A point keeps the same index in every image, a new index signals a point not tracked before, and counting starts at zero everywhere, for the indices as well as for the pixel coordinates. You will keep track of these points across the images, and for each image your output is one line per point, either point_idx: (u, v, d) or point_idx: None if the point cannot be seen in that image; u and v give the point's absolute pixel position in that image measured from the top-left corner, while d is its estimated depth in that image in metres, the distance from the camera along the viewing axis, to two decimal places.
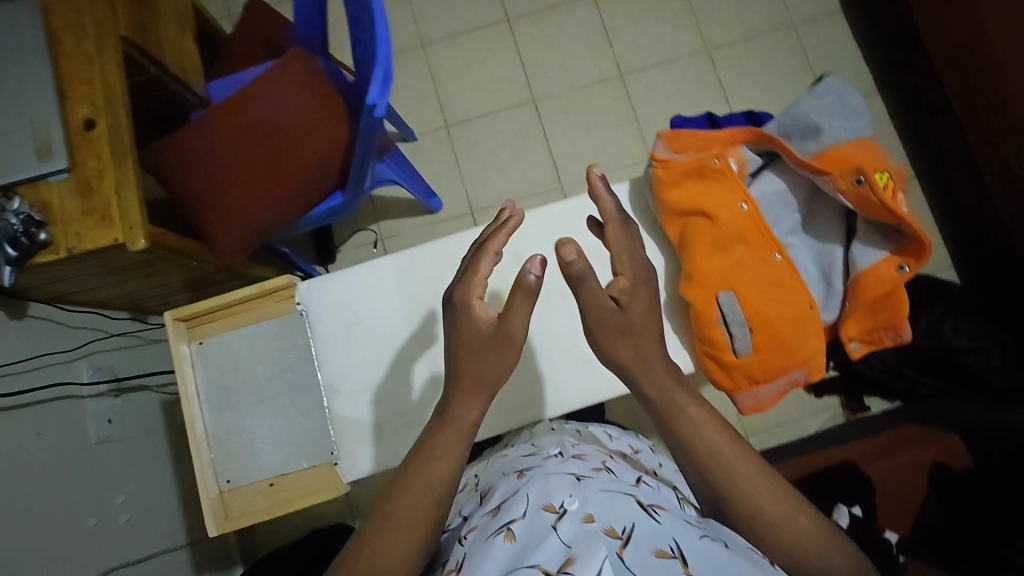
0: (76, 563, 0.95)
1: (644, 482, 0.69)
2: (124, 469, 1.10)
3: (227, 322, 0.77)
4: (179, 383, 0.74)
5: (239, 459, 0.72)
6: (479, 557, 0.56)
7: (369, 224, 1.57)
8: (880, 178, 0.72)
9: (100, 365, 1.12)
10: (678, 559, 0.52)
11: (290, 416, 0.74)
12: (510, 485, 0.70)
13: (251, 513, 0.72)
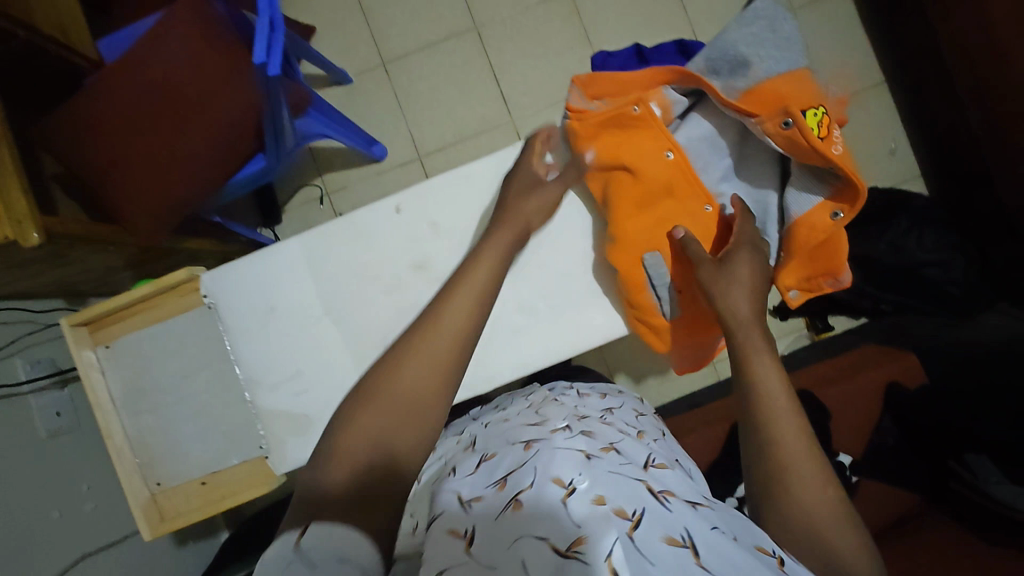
0: (46, 555, 0.96)
1: (654, 464, 0.65)
2: (83, 458, 1.09)
3: (131, 324, 0.77)
4: (90, 390, 0.75)
5: (163, 461, 0.76)
6: (490, 527, 0.52)
7: (313, 178, 1.48)
8: (812, 118, 0.68)
9: (39, 359, 1.08)
10: (689, 549, 0.50)
11: (212, 415, 0.76)
12: (514, 453, 0.62)
13: (183, 513, 0.76)
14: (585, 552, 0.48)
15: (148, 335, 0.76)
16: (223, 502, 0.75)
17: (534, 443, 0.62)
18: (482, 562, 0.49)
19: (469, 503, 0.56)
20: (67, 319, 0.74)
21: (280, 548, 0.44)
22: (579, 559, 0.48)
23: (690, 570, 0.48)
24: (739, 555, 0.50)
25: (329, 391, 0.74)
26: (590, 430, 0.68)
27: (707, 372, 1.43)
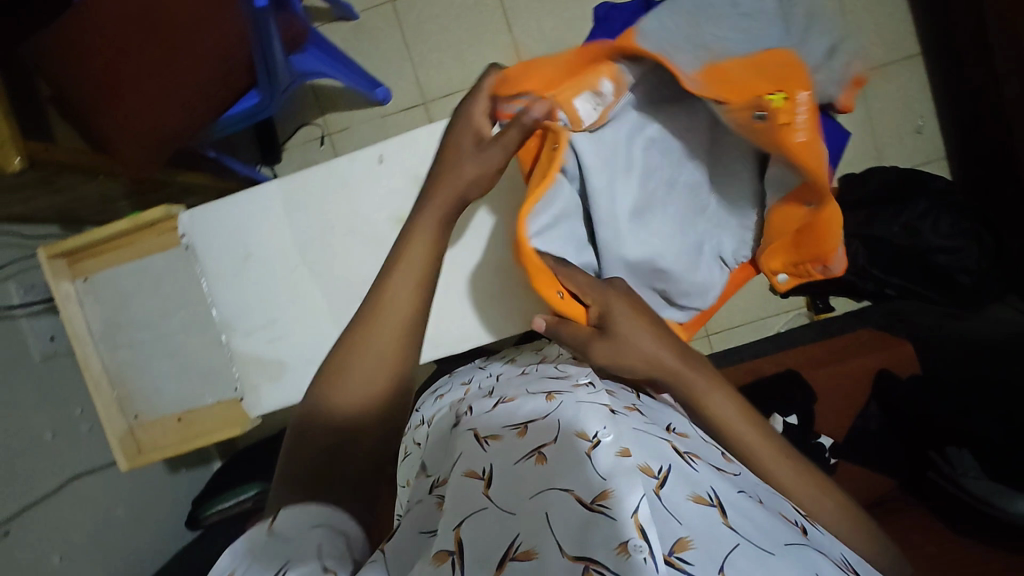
0: (41, 471, 1.00)
1: (676, 428, 0.62)
2: (78, 382, 1.12)
3: (108, 259, 0.77)
4: (68, 322, 0.77)
5: (140, 396, 0.78)
6: (511, 474, 0.52)
7: (314, 117, 1.44)
8: (771, 99, 0.63)
9: (35, 283, 1.09)
10: (716, 509, 0.51)
11: (187, 356, 0.77)
12: (535, 403, 0.61)
13: (159, 446, 0.78)
14: (610, 506, 0.47)
15: (125, 271, 0.77)
16: (196, 439, 0.77)
17: (558, 395, 0.61)
18: (503, 509, 0.50)
19: (487, 441, 0.58)
20: (45, 251, 0.75)
21: (251, 538, 0.48)
22: (605, 513, 0.47)
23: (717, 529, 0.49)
24: (761, 519, 0.53)
25: (304, 340, 0.74)
26: (613, 389, 0.65)
27: (700, 343, 1.42)
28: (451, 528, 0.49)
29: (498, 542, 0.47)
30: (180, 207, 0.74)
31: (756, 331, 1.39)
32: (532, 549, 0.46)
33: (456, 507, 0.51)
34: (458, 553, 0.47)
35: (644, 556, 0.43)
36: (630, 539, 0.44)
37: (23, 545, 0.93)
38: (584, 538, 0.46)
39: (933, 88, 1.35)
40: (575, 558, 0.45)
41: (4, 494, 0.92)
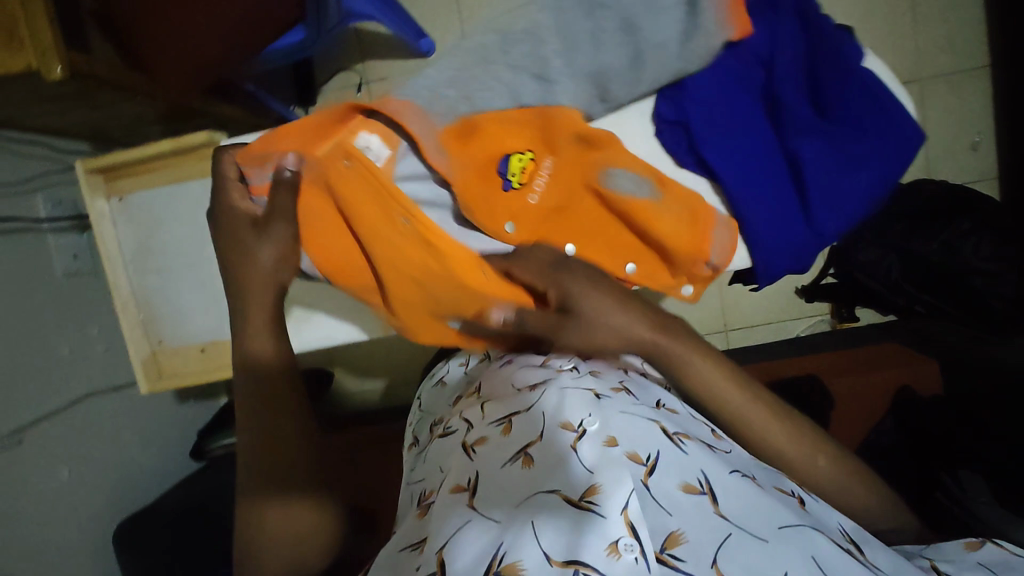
0: (56, 386, 1.01)
1: (666, 404, 0.69)
2: (99, 303, 1.13)
3: (143, 180, 0.76)
4: (99, 239, 0.76)
5: (166, 323, 0.78)
6: (503, 481, 0.60)
7: (353, 63, 1.41)
8: (516, 168, 0.68)
9: (62, 199, 1.08)
10: (708, 495, 0.57)
11: (216, 286, 0.76)
12: (523, 400, 0.69)
13: (180, 373, 0.78)
14: (598, 504, 0.54)
15: (161, 194, 0.75)
16: (218, 372, 0.77)
17: (542, 388, 0.68)
18: (494, 518, 0.57)
19: (475, 448, 0.66)
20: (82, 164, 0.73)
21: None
22: (595, 510, 0.54)
23: (709, 516, 0.55)
24: (753, 495, 0.58)
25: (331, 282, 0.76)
26: (599, 369, 0.72)
27: (717, 338, 1.40)
28: (436, 550, 0.56)
29: (489, 535, 0.55)
30: (221, 134, 0.73)
31: (774, 334, 1.38)
32: (516, 563, 0.51)
33: (445, 528, 0.58)
34: (440, 571, 0.54)
35: (635, 556, 0.51)
36: (619, 540, 0.52)
37: (33, 455, 0.95)
38: (576, 542, 0.52)
39: (997, 103, 1.29)
40: (563, 562, 0.51)
41: (19, 403, 0.94)
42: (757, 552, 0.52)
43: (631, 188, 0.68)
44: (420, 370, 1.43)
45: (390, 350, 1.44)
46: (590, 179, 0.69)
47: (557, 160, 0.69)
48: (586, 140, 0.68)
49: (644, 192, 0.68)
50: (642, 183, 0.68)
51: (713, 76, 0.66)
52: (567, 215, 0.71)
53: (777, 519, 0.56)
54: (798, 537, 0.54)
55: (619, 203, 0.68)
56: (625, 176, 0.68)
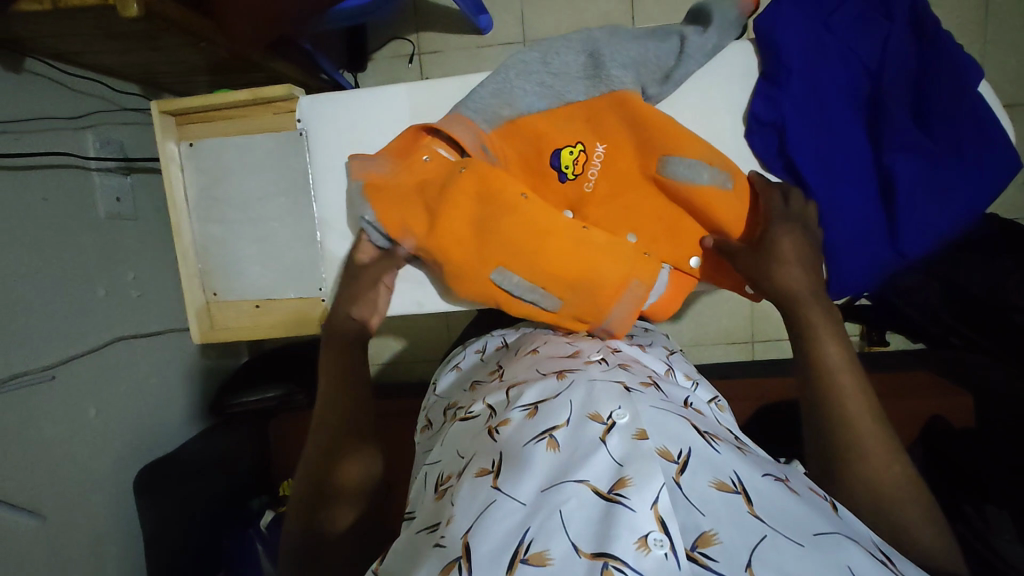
0: (89, 327, 1.00)
1: (693, 405, 0.63)
2: (137, 248, 1.12)
3: (215, 128, 0.76)
4: (167, 183, 0.75)
5: (223, 275, 0.77)
6: (522, 464, 0.52)
7: (407, 33, 1.39)
8: (568, 161, 0.71)
9: (109, 139, 1.07)
10: (742, 494, 0.48)
11: (277, 243, 0.76)
12: (548, 386, 0.61)
13: (232, 326, 0.78)
14: (629, 496, 0.47)
15: (231, 144, 0.75)
16: (272, 329, 0.77)
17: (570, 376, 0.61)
18: (520, 502, 0.49)
19: (500, 429, 0.58)
20: (158, 104, 0.73)
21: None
22: (623, 502, 0.46)
23: (742, 516, 0.46)
24: (790, 500, 0.49)
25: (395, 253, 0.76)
26: (628, 362, 0.65)
27: (742, 349, 1.38)
28: (460, 533, 0.48)
29: (507, 532, 0.46)
30: (302, 91, 0.73)
31: None
32: (545, 553, 0.44)
33: (468, 511, 0.50)
34: (464, 557, 0.46)
35: (665, 551, 0.43)
36: (649, 533, 0.44)
37: (63, 392, 0.95)
38: (604, 533, 0.45)
39: None
40: (592, 555, 0.43)
41: (53, 338, 0.93)
42: (800, 560, 0.43)
43: (688, 176, 0.67)
44: (444, 348, 1.42)
45: (416, 326, 1.43)
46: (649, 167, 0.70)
47: (613, 149, 0.71)
48: (641, 128, 0.68)
49: (716, 180, 0.67)
50: (713, 172, 0.67)
51: (812, 84, 0.66)
52: (631, 205, 0.73)
53: (812, 524, 0.47)
54: (835, 546, 0.46)
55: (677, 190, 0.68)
56: (684, 163, 0.67)
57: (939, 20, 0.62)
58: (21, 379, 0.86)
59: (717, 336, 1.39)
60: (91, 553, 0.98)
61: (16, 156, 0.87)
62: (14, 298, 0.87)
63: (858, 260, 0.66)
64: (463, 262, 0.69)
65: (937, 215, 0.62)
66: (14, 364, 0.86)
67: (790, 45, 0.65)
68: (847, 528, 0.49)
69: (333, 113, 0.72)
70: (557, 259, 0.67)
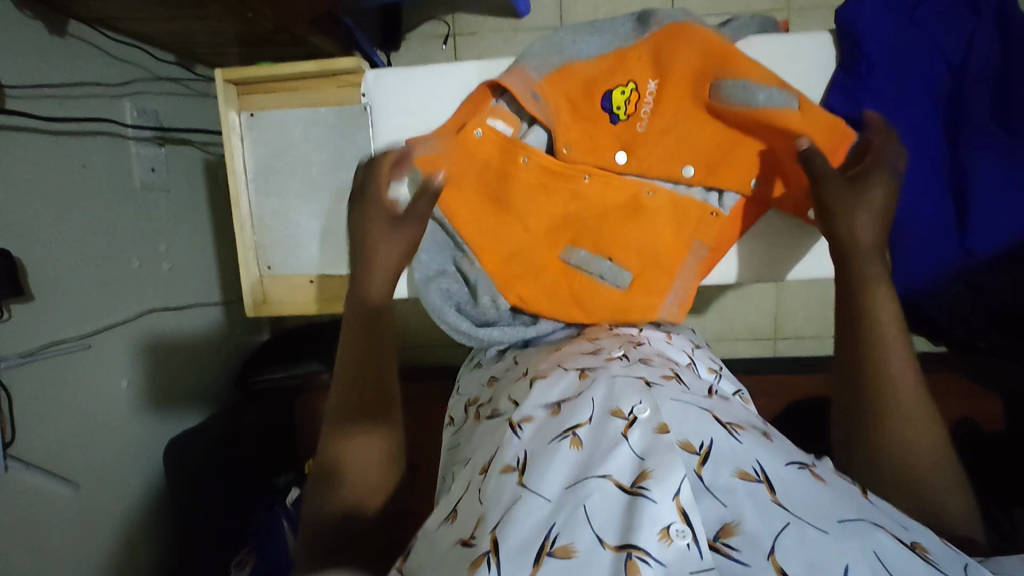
0: (122, 297, 0.99)
1: (718, 394, 0.58)
2: (168, 219, 1.11)
3: (276, 99, 0.75)
4: (227, 154, 0.75)
5: (279, 250, 0.77)
6: (543, 462, 0.48)
7: (442, 13, 1.37)
8: (619, 102, 0.69)
9: (146, 108, 1.05)
10: (764, 484, 0.45)
11: (336, 218, 0.75)
12: (568, 381, 0.57)
13: (287, 301, 0.78)
14: (651, 488, 0.44)
15: (293, 116, 0.75)
16: (326, 305, 0.77)
17: (592, 372, 0.57)
18: (545, 496, 0.46)
19: (521, 425, 0.54)
20: (222, 72, 0.73)
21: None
22: (644, 495, 0.44)
23: (765, 506, 0.43)
24: (818, 490, 0.45)
25: None
26: (648, 357, 0.61)
27: (765, 344, 1.38)
28: (489, 529, 0.46)
29: (534, 529, 0.44)
30: (368, 66, 0.73)
31: (825, 347, 1.37)
32: (570, 546, 0.42)
33: (494, 507, 0.47)
34: (493, 551, 0.44)
35: (687, 542, 0.41)
36: (671, 525, 0.42)
37: (97, 362, 0.94)
38: (627, 524, 0.42)
39: None
40: (617, 547, 0.42)
41: (87, 307, 0.92)
42: (823, 549, 0.40)
43: (745, 100, 0.64)
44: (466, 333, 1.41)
45: None
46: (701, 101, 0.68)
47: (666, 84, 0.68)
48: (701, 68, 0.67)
49: (779, 101, 0.64)
50: (773, 93, 0.64)
51: (893, 79, 0.66)
52: (677, 152, 0.69)
53: (834, 510, 0.44)
54: (860, 532, 0.42)
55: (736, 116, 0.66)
56: (743, 85, 0.65)
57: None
58: (57, 347, 0.86)
59: (740, 331, 1.38)
60: (116, 521, 0.98)
61: (57, 121, 0.86)
62: (51, 265, 0.86)
63: (924, 260, 0.67)
64: (527, 245, 0.69)
65: (1009, 217, 0.63)
66: (50, 331, 0.85)
67: (873, 37, 0.65)
68: (878, 517, 0.45)
69: (389, 86, 0.71)
70: (603, 245, 0.69)
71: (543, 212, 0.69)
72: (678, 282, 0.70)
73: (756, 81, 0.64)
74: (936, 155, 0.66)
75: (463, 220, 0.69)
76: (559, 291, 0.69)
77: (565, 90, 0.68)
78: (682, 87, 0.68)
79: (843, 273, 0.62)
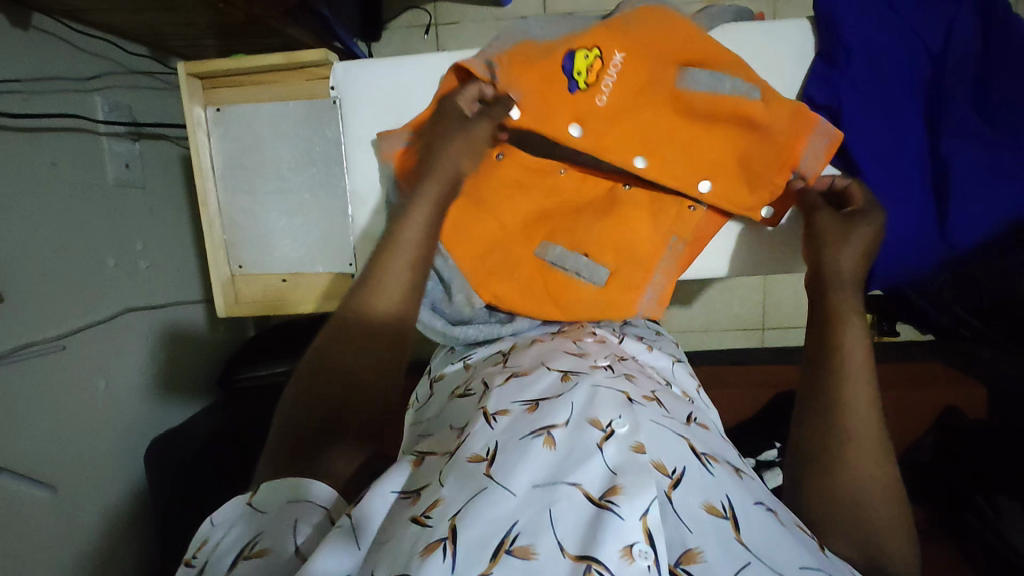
0: (99, 296, 0.98)
1: (698, 420, 0.58)
2: (145, 216, 1.09)
3: (245, 93, 0.73)
4: (194, 149, 0.73)
5: (250, 248, 0.75)
6: (514, 457, 0.47)
7: (424, 2, 1.34)
8: (582, 66, 0.64)
9: (119, 103, 1.03)
10: (730, 520, 0.45)
11: (307, 216, 0.74)
12: (548, 381, 0.56)
13: (260, 300, 0.77)
14: (619, 505, 0.43)
15: (261, 110, 0.73)
16: (301, 304, 0.76)
17: (574, 377, 0.56)
18: (510, 489, 0.44)
19: (495, 416, 0.52)
20: (186, 66, 0.71)
21: (234, 505, 0.50)
22: (613, 510, 0.43)
23: (729, 542, 0.43)
24: (783, 535, 0.46)
25: None
26: (633, 373, 0.61)
27: (752, 335, 1.38)
28: (448, 513, 0.43)
29: (495, 521, 0.42)
30: (338, 57, 0.71)
31: None
32: (531, 548, 0.40)
33: (456, 492, 0.45)
34: (450, 539, 0.41)
35: (648, 564, 0.41)
36: (634, 544, 0.42)
37: (73, 363, 0.93)
38: (591, 535, 0.42)
39: None
40: (577, 557, 0.41)
41: (62, 308, 0.91)
42: None
43: (711, 87, 0.66)
44: None
45: None
46: (666, 88, 0.66)
47: (632, 59, 0.65)
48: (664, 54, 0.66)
49: (741, 91, 0.65)
50: (736, 83, 0.65)
51: (872, 66, 0.65)
52: (650, 141, 0.68)
53: (795, 557, 0.44)
54: None
55: (704, 105, 0.66)
56: (706, 75, 0.66)
57: (1009, 9, 0.61)
58: (32, 348, 0.84)
59: (727, 322, 1.38)
60: (97, 522, 0.97)
61: (25, 118, 0.84)
62: (24, 266, 0.84)
63: (903, 252, 0.66)
64: (503, 241, 0.68)
65: (988, 209, 0.62)
66: (25, 333, 0.84)
67: (852, 25, 0.65)
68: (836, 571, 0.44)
69: (355, 76, 0.70)
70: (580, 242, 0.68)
71: (516, 211, 0.69)
72: (654, 279, 0.69)
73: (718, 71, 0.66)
74: (916, 147, 0.65)
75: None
76: (534, 284, 0.67)
77: (528, 59, 0.64)
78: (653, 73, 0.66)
79: (819, 304, 0.61)
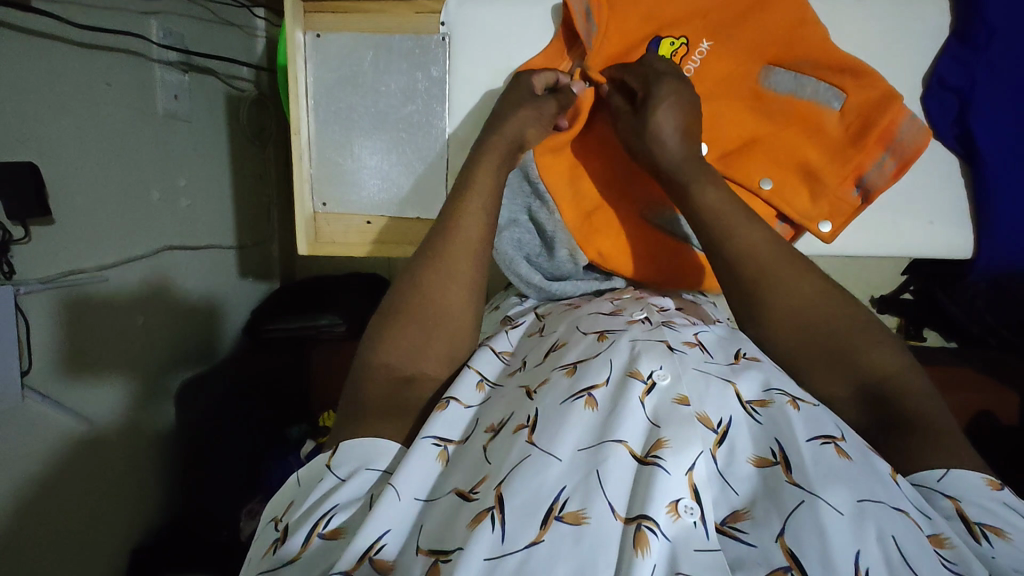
0: (141, 229, 0.94)
1: (747, 356, 0.54)
2: (189, 151, 1.05)
3: (347, 22, 0.71)
4: (292, 73, 0.71)
5: (338, 186, 0.73)
6: (554, 419, 0.46)
7: None
8: (666, 51, 0.68)
9: (173, 30, 0.97)
10: (780, 465, 0.44)
11: (400, 158, 0.73)
12: (584, 343, 0.54)
13: (341, 242, 0.75)
14: (665, 458, 0.42)
15: (362, 40, 0.71)
16: (386, 247, 0.75)
17: (611, 335, 0.54)
18: (552, 451, 0.43)
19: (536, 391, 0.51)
20: None
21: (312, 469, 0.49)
22: (658, 464, 0.42)
23: (776, 489, 0.43)
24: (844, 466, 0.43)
25: None
26: (670, 322, 0.58)
27: None
28: (493, 484, 0.43)
29: (539, 492, 0.41)
30: None
31: None
32: (581, 512, 0.40)
33: (500, 464, 0.44)
34: (497, 508, 0.41)
35: (694, 520, 0.41)
36: (680, 499, 0.41)
37: (112, 295, 0.89)
38: (639, 496, 0.41)
39: None
40: (627, 518, 0.40)
41: (106, 236, 0.87)
42: (835, 529, 0.39)
43: (790, 88, 0.68)
44: None
45: None
46: (748, 81, 0.69)
47: (720, 46, 0.68)
48: (765, 37, 0.67)
49: (821, 97, 0.67)
50: (818, 88, 0.67)
51: (1012, 50, 0.66)
52: (744, 135, 0.69)
53: (854, 487, 0.42)
54: (875, 506, 0.41)
55: (779, 102, 0.68)
56: (787, 75, 0.68)
57: None
58: (78, 275, 0.82)
59: None
60: (128, 455, 0.96)
61: (82, 32, 0.80)
62: (75, 190, 0.81)
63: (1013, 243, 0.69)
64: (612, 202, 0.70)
65: None
66: (69, 258, 0.81)
67: (997, 6, 0.65)
68: (905, 496, 0.43)
69: (468, 13, 0.70)
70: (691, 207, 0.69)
71: (615, 158, 0.70)
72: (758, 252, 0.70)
73: (802, 71, 0.67)
74: None
75: (550, 172, 0.67)
76: (630, 244, 0.70)
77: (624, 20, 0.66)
78: (764, 55, 0.68)
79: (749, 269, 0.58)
